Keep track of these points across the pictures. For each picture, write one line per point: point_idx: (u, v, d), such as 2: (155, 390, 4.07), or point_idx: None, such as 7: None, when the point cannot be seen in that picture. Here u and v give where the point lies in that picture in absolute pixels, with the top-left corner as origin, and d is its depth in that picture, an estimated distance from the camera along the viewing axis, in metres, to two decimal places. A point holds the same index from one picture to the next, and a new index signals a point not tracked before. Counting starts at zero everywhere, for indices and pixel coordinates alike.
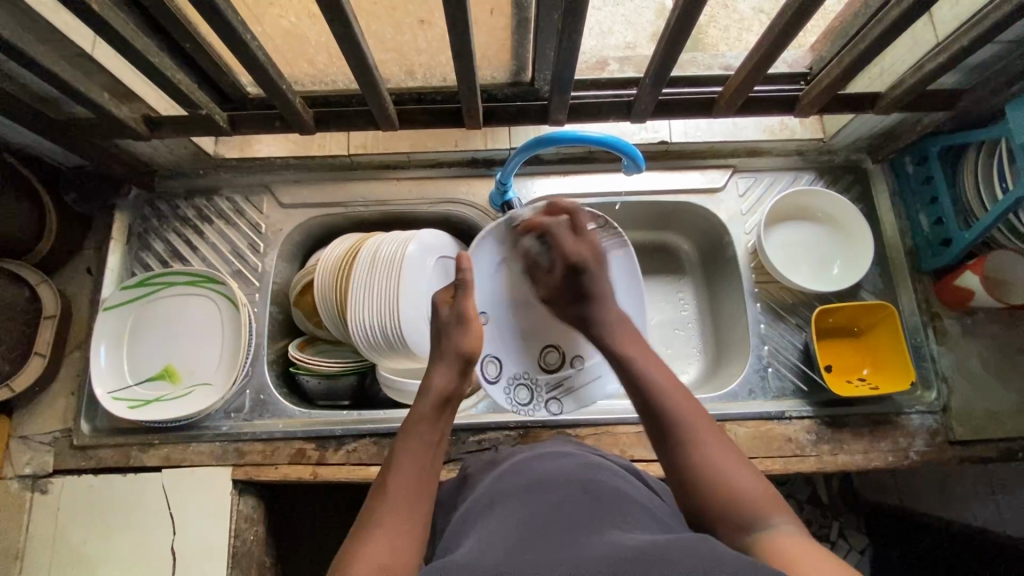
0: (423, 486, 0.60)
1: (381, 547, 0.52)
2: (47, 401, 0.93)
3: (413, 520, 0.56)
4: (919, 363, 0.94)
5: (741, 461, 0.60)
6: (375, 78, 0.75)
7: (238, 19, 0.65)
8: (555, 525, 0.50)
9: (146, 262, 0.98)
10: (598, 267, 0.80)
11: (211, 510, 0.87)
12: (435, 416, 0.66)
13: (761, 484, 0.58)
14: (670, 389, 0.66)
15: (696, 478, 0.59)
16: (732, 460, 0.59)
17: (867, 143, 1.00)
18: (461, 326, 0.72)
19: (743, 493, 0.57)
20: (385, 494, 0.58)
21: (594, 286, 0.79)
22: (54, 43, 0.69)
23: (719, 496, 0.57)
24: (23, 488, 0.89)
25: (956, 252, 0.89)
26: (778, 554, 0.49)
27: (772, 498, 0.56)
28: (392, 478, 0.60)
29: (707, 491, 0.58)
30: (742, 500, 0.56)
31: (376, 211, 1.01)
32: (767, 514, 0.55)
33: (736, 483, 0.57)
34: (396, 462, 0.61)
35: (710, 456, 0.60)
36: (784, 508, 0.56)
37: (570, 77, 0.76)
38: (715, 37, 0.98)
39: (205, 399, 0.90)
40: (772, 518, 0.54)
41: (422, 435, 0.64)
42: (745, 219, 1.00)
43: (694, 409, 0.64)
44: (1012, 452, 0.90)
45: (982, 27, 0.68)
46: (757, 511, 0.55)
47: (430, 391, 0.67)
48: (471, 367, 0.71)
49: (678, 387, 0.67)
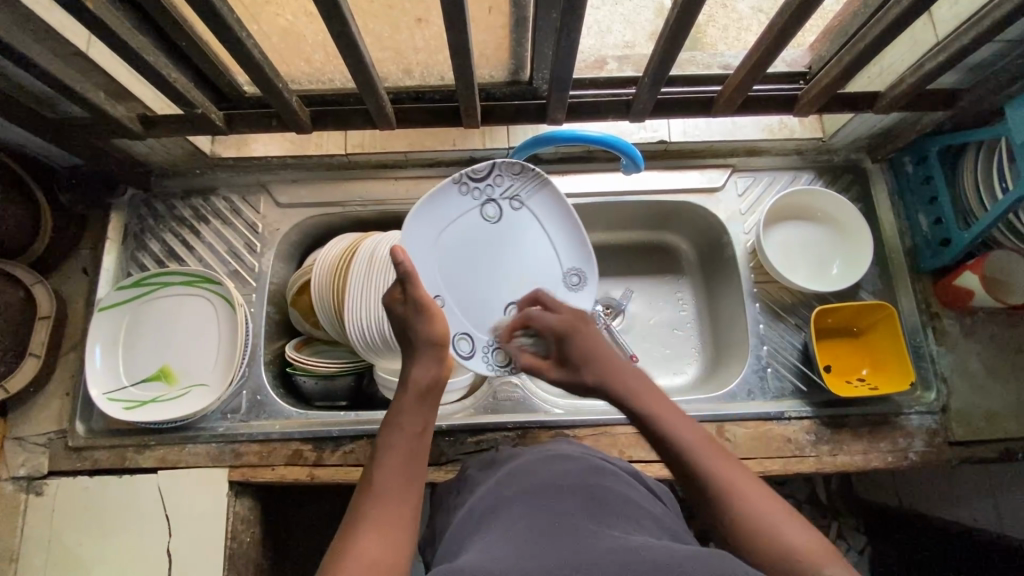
0: (409, 478, 0.58)
1: (372, 544, 0.51)
2: (42, 402, 0.92)
3: (407, 514, 0.55)
4: (918, 363, 0.94)
5: (788, 513, 0.55)
6: (372, 78, 0.74)
7: (234, 18, 0.64)
8: (559, 532, 0.49)
9: (142, 262, 0.98)
10: (585, 330, 0.76)
11: (208, 511, 0.87)
12: (417, 406, 0.64)
13: (811, 537, 0.52)
14: (700, 448, 0.60)
15: (745, 541, 0.53)
16: (778, 512, 0.54)
17: (867, 143, 1.00)
18: (421, 313, 0.68)
19: (795, 550, 0.51)
20: (371, 487, 0.57)
21: (587, 347, 0.74)
22: (48, 42, 0.69)
23: (773, 559, 0.51)
24: (18, 490, 0.88)
25: (956, 252, 0.88)
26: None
27: (825, 552, 0.51)
28: (378, 471, 0.59)
29: (758, 554, 0.52)
30: (796, 559, 0.51)
31: (374, 211, 1.01)
32: (823, 571, 0.49)
33: (788, 541, 0.52)
34: (381, 454, 0.60)
35: (757, 515, 0.54)
36: (837, 559, 0.51)
37: (569, 76, 0.76)
38: (715, 37, 0.98)
39: (202, 399, 0.89)
40: (829, 573, 0.49)
41: (405, 428, 0.62)
42: (744, 219, 1.00)
43: (731, 465, 0.59)
44: (1011, 452, 0.90)
45: (982, 26, 0.68)
46: (814, 568, 0.50)
47: (411, 381, 0.66)
48: (445, 350, 0.69)
49: (710, 443, 0.61)
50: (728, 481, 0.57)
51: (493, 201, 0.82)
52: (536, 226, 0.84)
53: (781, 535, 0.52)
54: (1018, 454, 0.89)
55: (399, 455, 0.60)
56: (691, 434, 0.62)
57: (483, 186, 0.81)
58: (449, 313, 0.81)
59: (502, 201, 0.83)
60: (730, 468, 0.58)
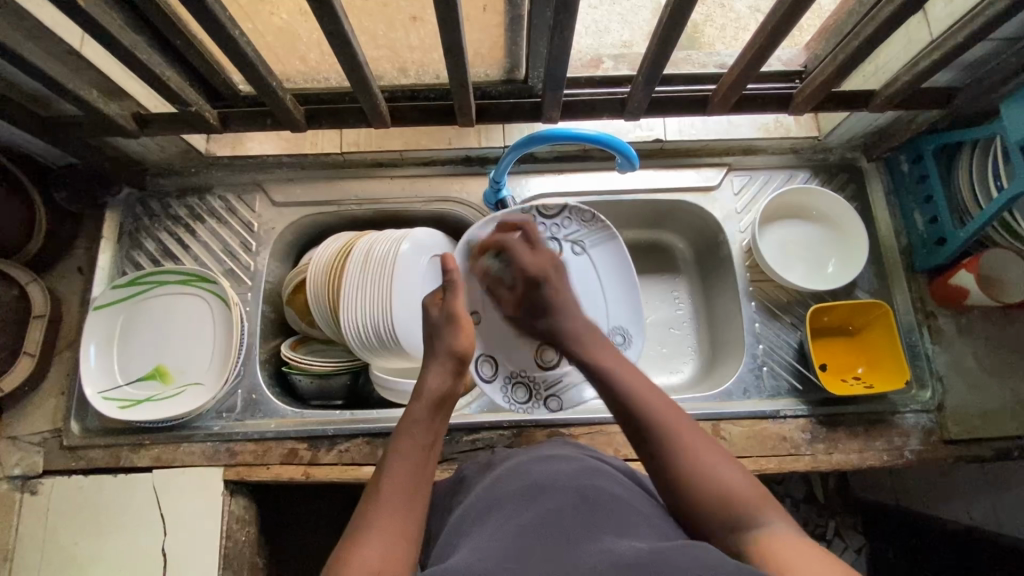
0: (416, 488, 0.59)
1: (375, 552, 0.51)
2: (37, 400, 0.92)
3: (412, 527, 0.55)
4: (914, 362, 0.94)
5: (727, 458, 0.60)
6: (366, 75, 0.74)
7: (227, 16, 0.64)
8: (551, 533, 0.49)
9: (137, 261, 0.97)
10: (556, 277, 0.85)
11: (203, 511, 0.87)
12: (429, 416, 0.65)
13: (747, 480, 0.58)
14: (647, 396, 0.66)
15: (690, 489, 0.58)
16: (719, 459, 0.60)
17: (862, 141, 1.00)
18: (450, 324, 0.72)
19: (734, 494, 0.57)
20: (378, 497, 0.57)
21: (555, 297, 0.83)
22: (41, 40, 0.68)
23: (716, 504, 0.57)
24: (12, 489, 0.88)
25: (951, 250, 0.88)
26: (774, 554, 0.50)
27: (761, 493, 0.57)
28: (384, 480, 0.59)
29: (704, 499, 0.57)
30: (734, 503, 0.56)
31: (369, 210, 1.01)
32: (759, 514, 0.55)
33: (727, 485, 0.57)
34: (390, 462, 0.60)
35: (699, 462, 0.59)
36: (772, 501, 0.57)
37: (563, 74, 0.76)
38: (711, 36, 0.97)
39: (197, 398, 0.89)
40: (765, 516, 0.55)
41: (415, 436, 0.63)
42: (739, 218, 1.00)
43: (675, 413, 0.64)
44: (1007, 451, 0.90)
45: (976, 25, 0.68)
46: (750, 512, 0.55)
47: (426, 390, 0.67)
48: (465, 367, 0.71)
49: (656, 393, 0.66)
50: (675, 431, 0.62)
51: (557, 240, 0.92)
52: (593, 275, 0.93)
53: (721, 479, 0.58)
54: (1014, 453, 0.89)
55: (406, 464, 0.60)
56: (639, 384, 0.67)
57: (551, 225, 0.91)
58: (482, 330, 0.90)
59: (564, 242, 0.92)
60: (673, 415, 0.64)
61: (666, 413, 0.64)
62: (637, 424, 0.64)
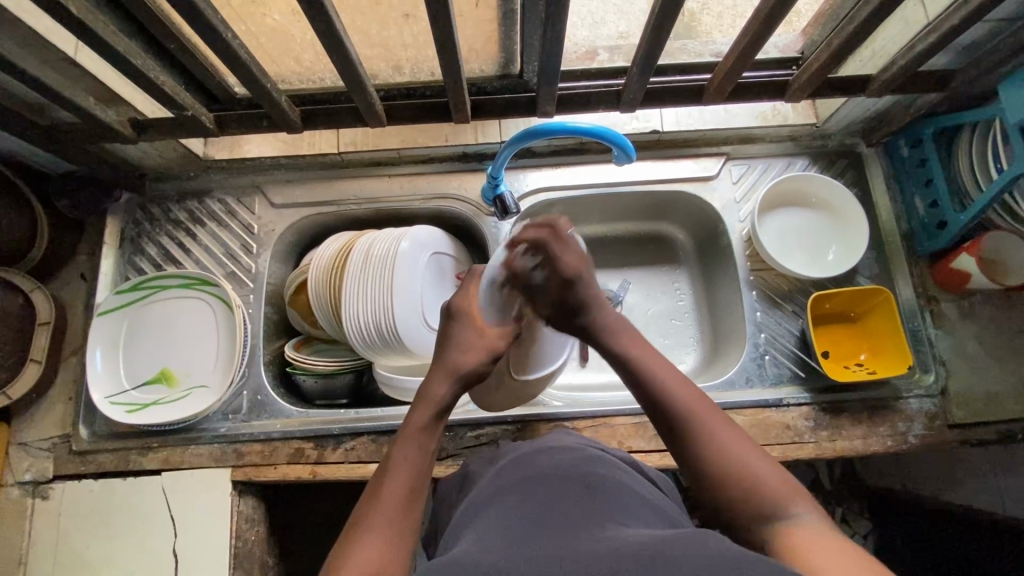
0: (418, 492, 0.56)
1: (373, 555, 0.49)
2: (45, 407, 0.93)
3: (411, 531, 0.53)
4: (917, 347, 0.94)
5: (755, 448, 0.56)
6: (360, 75, 0.74)
7: (219, 19, 0.64)
8: (553, 521, 0.50)
9: (139, 266, 0.98)
10: (588, 271, 0.70)
11: (212, 512, 0.87)
12: (420, 436, 0.60)
13: (777, 471, 0.55)
14: (685, 398, 0.60)
15: (716, 482, 0.55)
16: (745, 446, 0.56)
17: (861, 126, 0.99)
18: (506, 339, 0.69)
19: (762, 484, 0.53)
20: (376, 502, 0.54)
21: (586, 294, 0.69)
22: (36, 48, 0.69)
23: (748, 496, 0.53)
24: (24, 495, 0.89)
25: (951, 234, 0.88)
26: (803, 550, 0.47)
27: (791, 485, 0.53)
28: (386, 483, 0.55)
29: (734, 497, 0.54)
30: (771, 497, 0.52)
31: (368, 209, 1.01)
32: (790, 509, 0.52)
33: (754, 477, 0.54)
34: (392, 468, 0.57)
35: (728, 453, 0.56)
36: (803, 494, 0.53)
37: (557, 67, 0.75)
38: (709, 24, 0.95)
39: (202, 401, 0.90)
40: (795, 509, 0.52)
41: (419, 442, 0.59)
42: (739, 207, 0.99)
43: (705, 408, 0.59)
44: (1012, 434, 0.89)
45: (971, 7, 0.67)
46: (779, 502, 0.52)
47: (430, 398, 0.63)
48: (469, 381, 0.66)
49: (674, 372, 0.63)
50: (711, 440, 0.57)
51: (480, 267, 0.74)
52: (416, 296, 0.89)
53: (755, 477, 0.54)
54: (1019, 435, 0.89)
55: (410, 468, 0.57)
56: (670, 378, 0.62)
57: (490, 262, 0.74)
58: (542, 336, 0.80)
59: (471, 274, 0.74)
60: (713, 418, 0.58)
61: (697, 407, 0.59)
62: (673, 426, 0.59)
